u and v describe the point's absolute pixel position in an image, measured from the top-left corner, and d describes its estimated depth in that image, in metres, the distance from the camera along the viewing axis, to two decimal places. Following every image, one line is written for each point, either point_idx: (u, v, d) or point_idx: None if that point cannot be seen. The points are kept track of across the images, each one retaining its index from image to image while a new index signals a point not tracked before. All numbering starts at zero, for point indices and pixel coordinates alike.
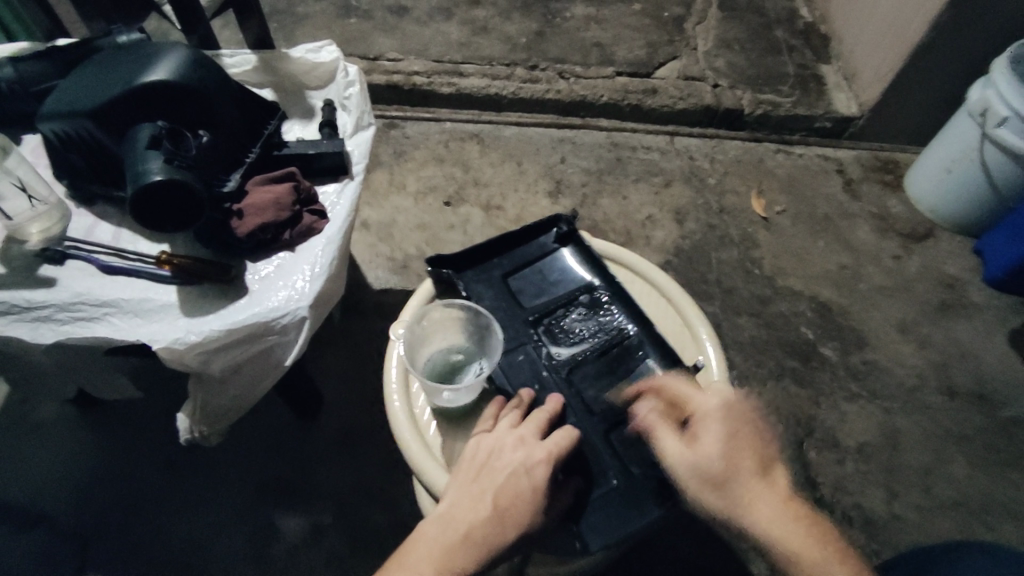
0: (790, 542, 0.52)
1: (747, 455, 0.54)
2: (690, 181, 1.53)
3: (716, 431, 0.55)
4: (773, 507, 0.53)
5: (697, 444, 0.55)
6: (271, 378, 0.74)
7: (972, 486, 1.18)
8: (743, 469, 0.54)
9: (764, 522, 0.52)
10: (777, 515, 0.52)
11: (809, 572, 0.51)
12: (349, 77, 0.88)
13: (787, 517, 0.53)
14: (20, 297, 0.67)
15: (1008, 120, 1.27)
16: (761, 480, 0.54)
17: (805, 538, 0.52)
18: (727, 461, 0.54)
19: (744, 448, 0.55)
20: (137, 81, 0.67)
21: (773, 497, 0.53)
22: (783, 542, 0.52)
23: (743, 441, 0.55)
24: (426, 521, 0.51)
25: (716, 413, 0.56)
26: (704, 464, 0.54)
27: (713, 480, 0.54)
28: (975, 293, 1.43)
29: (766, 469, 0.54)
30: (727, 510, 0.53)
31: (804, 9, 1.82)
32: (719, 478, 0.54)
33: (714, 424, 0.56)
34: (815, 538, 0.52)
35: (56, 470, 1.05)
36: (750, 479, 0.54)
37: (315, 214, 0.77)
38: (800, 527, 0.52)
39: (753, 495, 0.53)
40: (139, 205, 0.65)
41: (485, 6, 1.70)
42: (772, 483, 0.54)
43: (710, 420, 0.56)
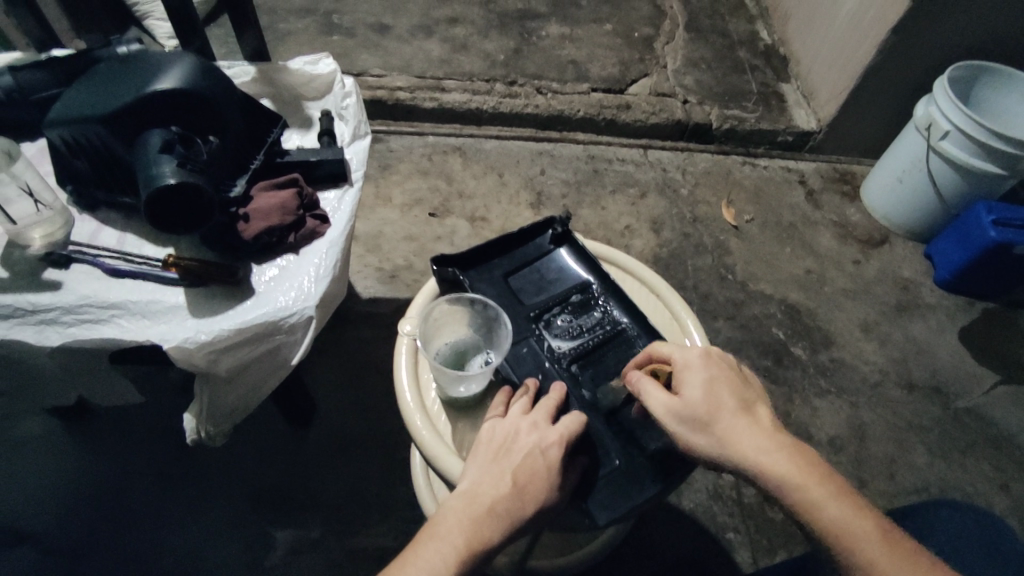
0: (779, 468, 0.55)
1: (728, 395, 0.60)
2: (664, 192, 1.61)
3: (698, 377, 0.61)
4: (756, 439, 0.57)
5: (681, 393, 0.61)
6: (276, 378, 0.76)
7: (933, 472, 1.26)
8: (725, 407, 0.59)
9: (748, 452, 0.57)
10: (761, 445, 0.57)
11: (799, 491, 0.55)
12: (346, 88, 0.93)
13: (774, 448, 0.57)
14: (25, 300, 0.68)
15: (949, 134, 1.38)
16: (743, 417, 0.59)
17: (791, 465, 0.55)
18: (709, 402, 0.59)
19: (724, 388, 0.61)
20: (149, 88, 0.69)
21: (758, 431, 0.58)
22: (769, 468, 0.56)
23: (725, 383, 0.61)
24: (453, 498, 0.55)
25: (694, 362, 0.62)
26: (688, 407, 0.60)
27: (698, 421, 0.59)
28: (928, 294, 1.54)
29: (747, 408, 0.59)
30: (713, 448, 0.58)
31: (764, 32, 1.94)
32: (703, 419, 0.59)
33: (694, 372, 0.62)
34: (800, 465, 0.56)
35: (39, 486, 1.03)
36: (732, 415, 0.59)
37: (318, 219, 0.80)
38: (784, 454, 0.56)
39: (736, 431, 0.58)
40: (152, 207, 0.67)
41: (465, 24, 1.76)
42: (752, 419, 0.59)
43: (690, 369, 0.62)
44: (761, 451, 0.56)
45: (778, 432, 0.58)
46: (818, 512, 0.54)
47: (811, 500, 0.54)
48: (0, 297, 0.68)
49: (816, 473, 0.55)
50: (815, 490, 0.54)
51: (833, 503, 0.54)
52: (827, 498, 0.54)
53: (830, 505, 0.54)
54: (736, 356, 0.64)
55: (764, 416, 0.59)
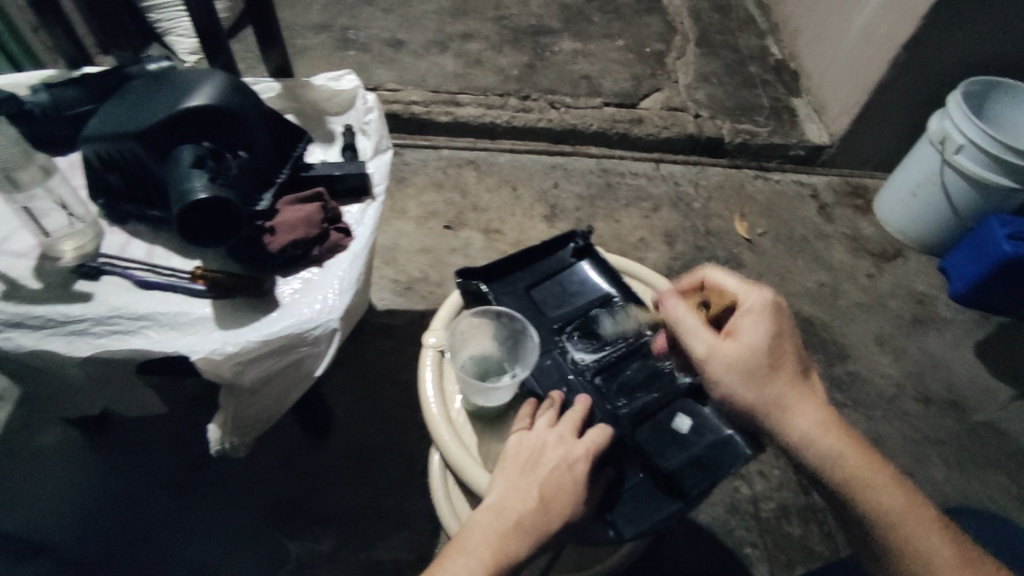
0: (826, 434, 0.61)
1: (786, 354, 0.64)
2: (677, 206, 1.61)
3: (762, 330, 0.65)
4: (807, 403, 0.63)
5: (743, 340, 0.65)
6: (300, 389, 0.76)
7: (952, 488, 1.24)
8: (781, 364, 0.64)
9: (802, 420, 0.62)
10: (811, 413, 0.62)
11: (844, 462, 0.60)
12: (368, 104, 0.94)
13: (822, 414, 0.63)
14: (57, 311, 0.69)
15: (964, 147, 1.39)
16: (797, 379, 0.64)
17: (838, 435, 0.62)
18: (768, 354, 0.64)
19: (782, 344, 0.65)
20: (181, 106, 0.71)
21: (809, 395, 0.63)
22: (820, 434, 0.61)
23: (784, 341, 0.65)
24: (480, 511, 0.56)
25: (761, 310, 0.66)
26: (749, 356, 0.64)
27: (755, 370, 0.64)
28: (943, 307, 1.53)
29: (800, 370, 0.65)
30: (763, 399, 0.63)
31: (775, 47, 1.96)
32: (760, 371, 0.64)
33: (759, 324, 0.65)
34: (849, 440, 0.61)
35: (58, 495, 1.04)
36: (787, 374, 0.64)
37: (341, 232, 0.81)
38: (834, 425, 0.62)
39: (790, 391, 0.63)
40: (184, 221, 0.69)
41: (478, 40, 1.78)
42: (805, 383, 0.64)
43: (755, 318, 0.66)
44: (814, 419, 0.62)
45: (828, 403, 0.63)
46: (873, 496, 0.59)
47: (870, 488, 0.60)
48: (34, 308, 0.69)
49: (872, 463, 0.61)
50: (865, 468, 0.60)
51: (885, 488, 0.60)
52: (872, 477, 0.60)
53: (879, 483, 0.60)
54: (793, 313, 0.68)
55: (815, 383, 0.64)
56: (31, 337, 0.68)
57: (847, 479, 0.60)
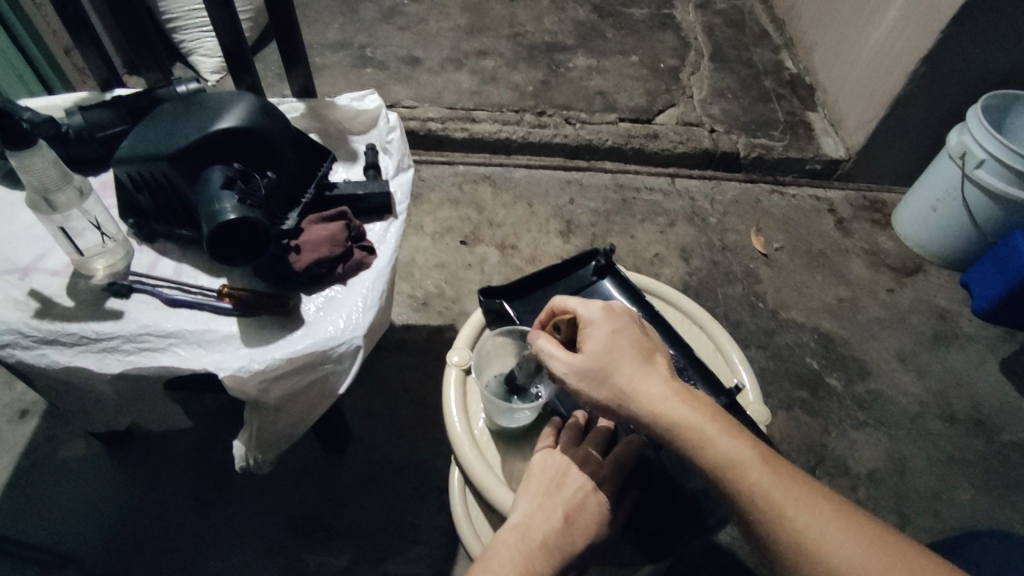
0: (672, 411, 0.59)
1: (627, 350, 0.64)
2: (693, 221, 1.61)
3: (600, 333, 0.64)
4: (653, 385, 0.61)
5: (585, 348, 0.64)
6: (323, 406, 0.77)
7: (978, 509, 1.22)
8: (623, 359, 0.63)
9: (646, 402, 0.61)
10: (660, 392, 0.61)
11: (689, 433, 0.58)
12: (390, 123, 0.96)
13: (670, 393, 0.61)
14: (89, 328, 0.71)
15: (984, 162, 1.38)
16: (641, 366, 0.63)
17: (685, 407, 0.60)
18: (608, 353, 0.63)
19: (622, 342, 0.64)
20: (213, 127, 0.72)
21: (656, 379, 0.62)
22: (664, 413, 0.60)
23: (623, 337, 0.64)
24: (506, 529, 0.60)
25: (595, 317, 0.65)
26: (588, 362, 0.63)
27: (598, 374, 0.63)
28: (965, 323, 1.51)
29: (645, 358, 0.64)
30: (613, 398, 0.62)
31: (789, 62, 1.96)
32: (602, 373, 0.63)
33: (598, 328, 0.65)
34: (692, 407, 0.60)
35: (80, 509, 1.05)
36: (630, 365, 0.62)
37: (364, 250, 0.82)
38: (677, 398, 0.60)
39: (635, 379, 0.62)
40: (213, 240, 0.70)
41: (493, 57, 1.81)
42: (651, 369, 0.63)
43: (594, 324, 0.66)
44: (656, 398, 0.60)
45: (674, 379, 0.62)
46: (712, 453, 0.57)
47: (735, 461, 0.57)
48: (67, 326, 0.71)
49: (731, 431, 0.59)
50: (705, 430, 0.58)
51: (742, 454, 0.57)
52: (709, 435, 0.58)
53: (722, 442, 0.57)
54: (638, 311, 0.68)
55: (665, 366, 0.63)
56: (63, 354, 0.69)
57: (707, 455, 0.57)
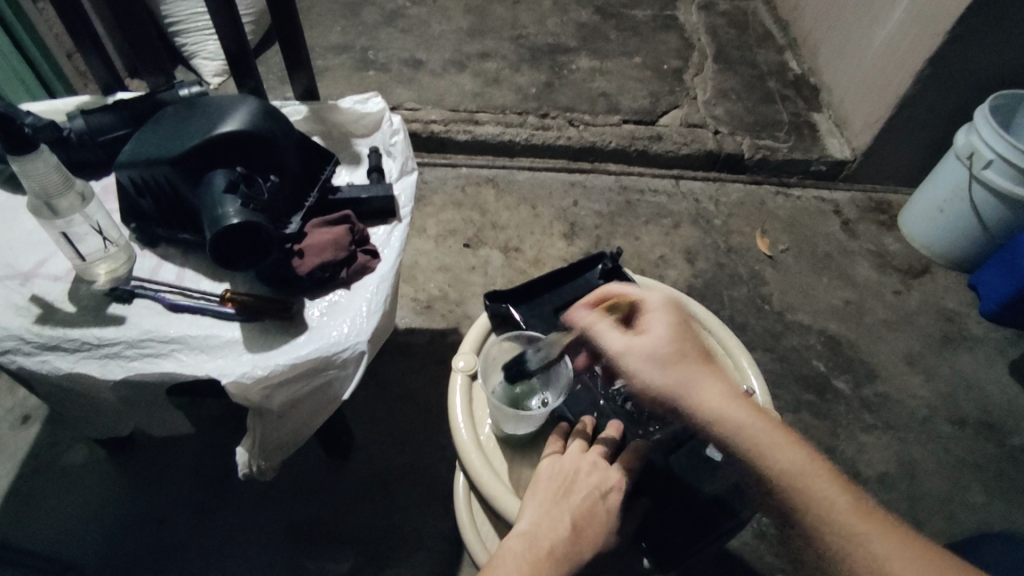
0: (736, 413, 0.60)
1: (689, 343, 0.64)
2: (697, 223, 1.60)
3: (664, 321, 0.64)
4: (717, 385, 0.61)
5: (648, 333, 0.64)
6: (327, 412, 0.76)
7: (990, 514, 1.21)
8: (686, 352, 0.63)
9: (709, 399, 0.60)
10: (723, 394, 0.61)
11: (753, 438, 0.58)
12: (394, 126, 0.95)
13: (734, 396, 0.61)
14: (91, 334, 0.70)
15: (993, 163, 1.37)
16: (704, 363, 0.63)
17: (749, 412, 0.60)
18: (673, 341, 0.63)
19: (684, 334, 0.64)
20: (216, 131, 0.72)
21: (718, 379, 0.62)
22: (729, 414, 0.60)
23: (685, 330, 0.64)
24: (514, 536, 0.60)
25: (660, 304, 0.65)
26: (654, 346, 0.63)
27: (662, 359, 0.62)
28: (974, 325, 1.50)
29: (706, 355, 0.64)
30: (674, 388, 0.61)
31: (793, 62, 1.95)
32: (667, 359, 0.62)
33: (661, 316, 0.65)
34: (759, 416, 0.60)
35: (83, 514, 1.04)
36: (693, 359, 0.63)
37: (368, 254, 0.81)
38: (742, 403, 0.60)
39: (698, 374, 0.62)
40: (216, 244, 0.69)
41: (496, 59, 1.80)
42: (712, 367, 0.63)
43: (657, 310, 0.65)
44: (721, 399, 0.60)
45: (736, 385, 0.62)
46: (774, 463, 0.57)
47: (798, 474, 0.57)
48: (69, 332, 0.70)
49: (784, 436, 0.59)
50: (767, 438, 0.58)
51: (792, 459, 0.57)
52: (776, 444, 0.58)
53: (787, 455, 0.58)
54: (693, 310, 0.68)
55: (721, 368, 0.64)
56: (65, 360, 0.68)
57: (772, 463, 0.57)
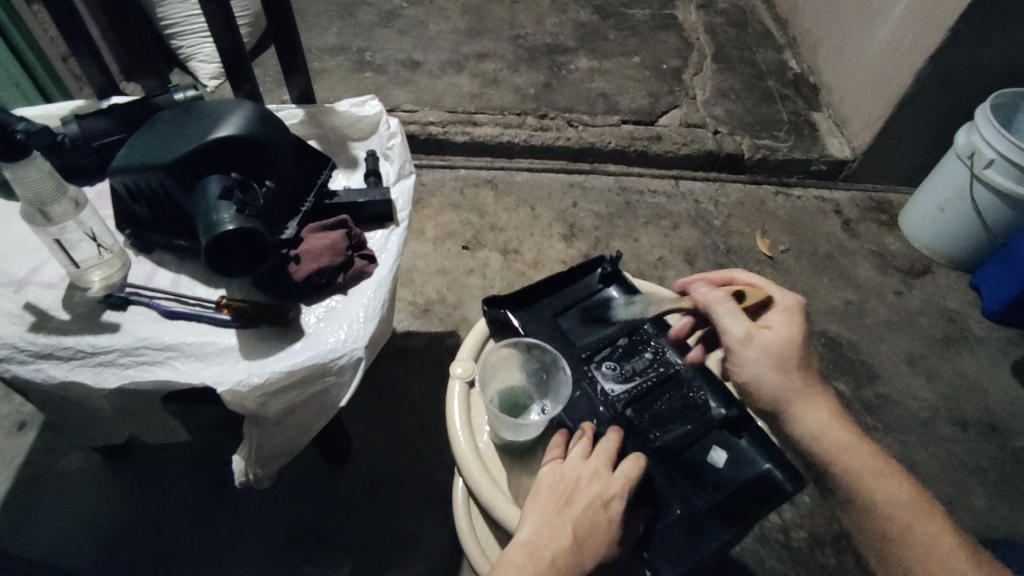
0: (837, 431, 0.64)
1: (807, 349, 0.67)
2: (697, 223, 1.60)
3: (790, 323, 0.68)
4: (823, 400, 0.66)
5: (774, 330, 0.67)
6: (324, 419, 0.75)
7: (993, 517, 1.20)
8: (804, 358, 0.67)
9: (816, 414, 0.65)
10: (827, 411, 0.66)
11: (851, 459, 0.63)
12: (391, 129, 0.94)
13: (836, 416, 0.66)
14: (86, 342, 0.69)
15: (994, 162, 1.36)
16: (816, 376, 0.67)
17: (848, 434, 0.65)
18: (797, 344, 0.66)
19: (806, 339, 0.68)
20: (211, 136, 0.71)
21: (825, 396, 0.67)
22: (830, 431, 0.64)
23: (807, 335, 0.68)
24: (514, 546, 0.59)
25: (794, 307, 0.68)
26: (779, 344, 0.66)
27: (783, 359, 0.66)
28: (975, 326, 1.49)
29: (817, 367, 0.68)
30: (786, 389, 0.65)
31: (793, 61, 1.94)
32: (788, 359, 0.66)
33: (789, 317, 0.68)
34: (858, 438, 0.65)
35: (79, 522, 1.04)
36: (808, 368, 0.67)
37: (365, 259, 0.81)
38: (843, 425, 0.65)
39: (809, 384, 0.66)
40: (211, 252, 0.69)
41: (494, 59, 1.79)
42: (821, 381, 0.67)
43: (784, 311, 0.69)
44: (825, 416, 0.65)
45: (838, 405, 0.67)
46: (872, 487, 0.63)
47: (893, 499, 0.62)
48: (63, 339, 0.69)
49: (880, 460, 0.64)
50: (866, 464, 0.63)
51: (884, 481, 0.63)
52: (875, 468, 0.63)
53: (884, 481, 0.63)
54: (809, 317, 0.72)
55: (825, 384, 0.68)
56: (60, 368, 0.68)
57: (869, 486, 0.63)
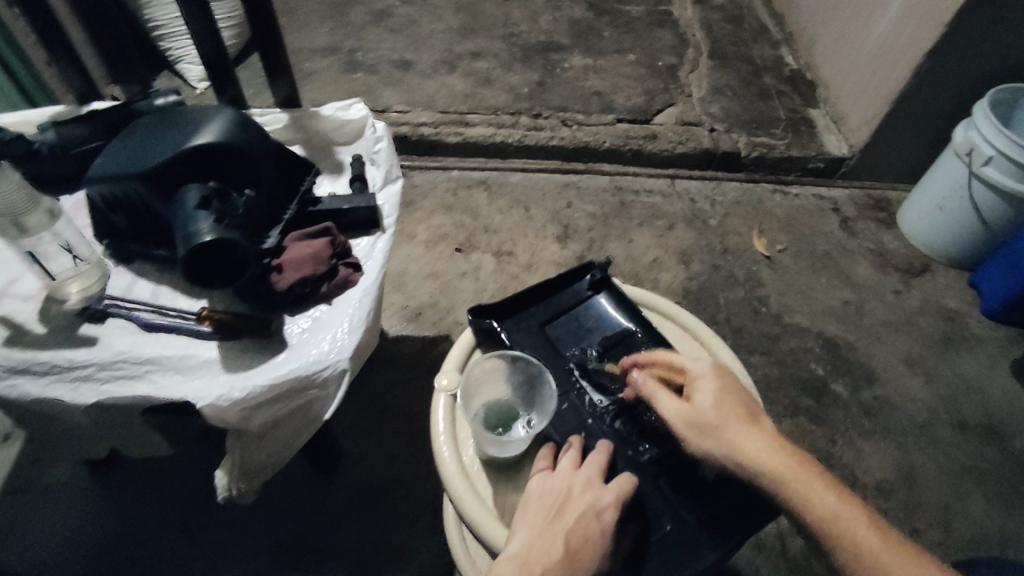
0: (776, 465, 0.63)
1: (733, 407, 0.67)
2: (692, 223, 1.58)
3: (709, 389, 0.68)
4: (759, 441, 0.65)
5: (693, 402, 0.68)
6: (309, 433, 0.74)
7: (991, 521, 1.19)
8: (730, 416, 0.66)
9: (754, 458, 0.64)
10: (765, 449, 0.64)
11: (793, 489, 0.62)
12: (377, 133, 0.93)
13: (776, 450, 0.64)
14: (62, 356, 0.67)
15: (993, 159, 1.34)
16: (749, 423, 0.66)
17: (789, 462, 0.63)
18: (716, 409, 0.66)
19: (729, 400, 0.67)
20: (187, 144, 0.69)
21: (763, 436, 0.65)
22: (768, 467, 0.63)
23: (730, 393, 0.68)
24: (504, 561, 0.57)
25: (709, 372, 0.69)
26: (697, 414, 0.66)
27: (705, 428, 0.66)
28: (975, 325, 1.47)
29: (752, 417, 0.67)
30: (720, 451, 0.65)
31: (790, 57, 1.92)
32: (710, 425, 0.66)
33: (707, 383, 0.68)
34: (798, 463, 0.63)
35: (65, 535, 1.02)
36: (738, 423, 0.66)
37: (351, 267, 0.79)
38: (781, 453, 0.64)
39: (742, 435, 0.65)
40: (189, 264, 0.67)
41: (487, 58, 1.77)
42: (758, 426, 0.66)
43: (702, 378, 0.69)
44: (762, 453, 0.64)
45: (779, 438, 0.65)
46: (813, 506, 0.61)
47: (834, 514, 0.61)
48: (38, 354, 0.68)
49: (821, 479, 0.63)
50: (807, 485, 0.62)
51: (832, 503, 0.61)
52: (816, 490, 0.62)
53: (825, 497, 0.62)
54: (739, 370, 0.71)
55: (769, 427, 0.66)
56: (36, 384, 0.66)
57: (811, 509, 0.61)
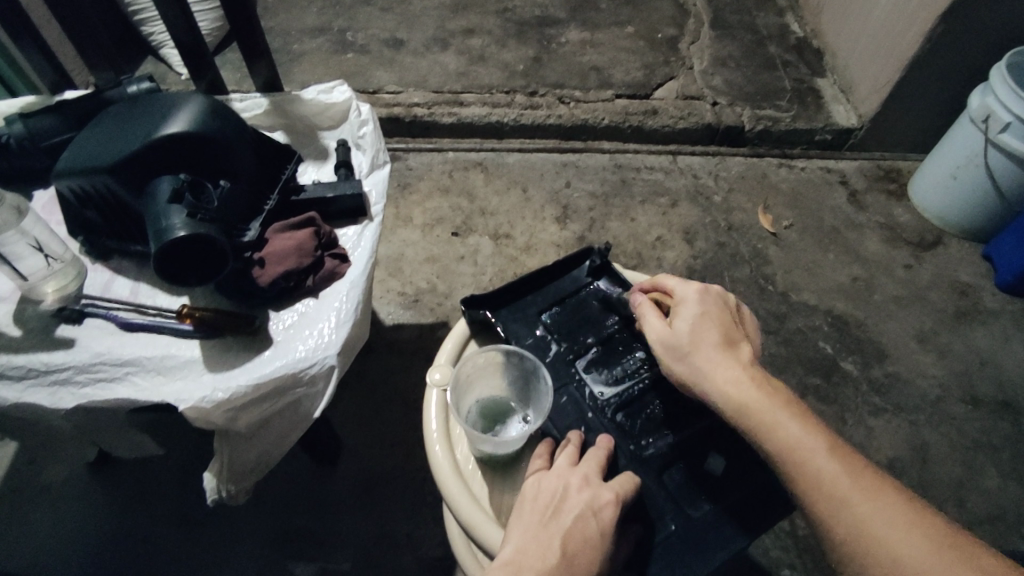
0: (744, 396, 0.63)
1: (713, 333, 0.67)
2: (696, 200, 1.53)
3: (689, 314, 0.68)
4: (730, 369, 0.64)
5: (673, 325, 0.68)
6: (299, 431, 0.71)
7: (1007, 497, 1.16)
8: (706, 343, 0.66)
9: (718, 382, 0.64)
10: (736, 376, 0.64)
11: (755, 415, 0.62)
12: (362, 116, 0.88)
13: (747, 379, 0.64)
14: (38, 360, 0.65)
15: (1010, 125, 1.28)
16: (722, 351, 0.66)
17: (754, 390, 0.63)
18: (692, 335, 0.66)
19: (710, 327, 0.67)
20: (157, 133, 0.66)
21: (734, 364, 0.65)
22: (734, 394, 0.63)
23: (711, 319, 0.67)
24: (497, 567, 0.55)
25: (695, 298, 0.68)
26: (674, 337, 0.67)
27: (680, 351, 0.67)
28: (988, 298, 1.43)
29: (729, 345, 0.66)
30: (690, 375, 0.66)
31: (796, 25, 1.85)
32: (684, 350, 0.66)
33: (689, 308, 0.68)
34: (765, 392, 0.63)
35: (64, 535, 1.01)
36: (712, 350, 0.66)
37: (337, 258, 0.75)
38: (750, 381, 0.63)
39: (712, 362, 0.65)
40: (162, 261, 0.64)
41: (481, 35, 1.71)
42: (733, 354, 0.66)
43: (685, 303, 0.69)
44: (728, 379, 0.64)
45: (751, 367, 0.65)
46: (776, 433, 0.60)
47: (800, 445, 0.59)
48: (13, 359, 0.65)
49: (790, 410, 0.62)
50: (772, 414, 0.61)
51: (796, 429, 0.60)
52: (778, 416, 0.61)
53: (790, 425, 0.61)
54: (734, 301, 0.70)
55: (745, 356, 0.66)
56: (12, 390, 0.63)
57: (774, 439, 0.60)
